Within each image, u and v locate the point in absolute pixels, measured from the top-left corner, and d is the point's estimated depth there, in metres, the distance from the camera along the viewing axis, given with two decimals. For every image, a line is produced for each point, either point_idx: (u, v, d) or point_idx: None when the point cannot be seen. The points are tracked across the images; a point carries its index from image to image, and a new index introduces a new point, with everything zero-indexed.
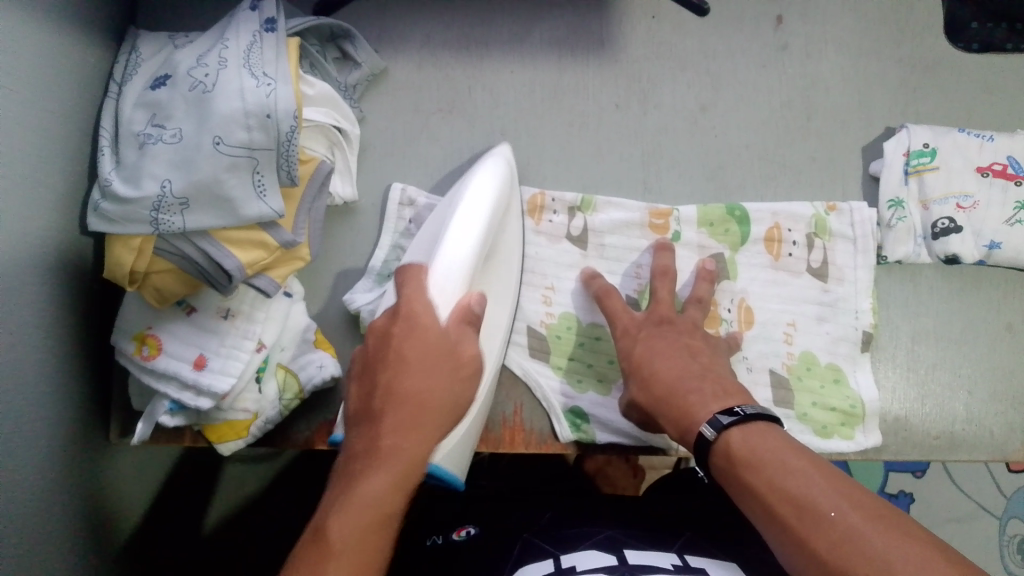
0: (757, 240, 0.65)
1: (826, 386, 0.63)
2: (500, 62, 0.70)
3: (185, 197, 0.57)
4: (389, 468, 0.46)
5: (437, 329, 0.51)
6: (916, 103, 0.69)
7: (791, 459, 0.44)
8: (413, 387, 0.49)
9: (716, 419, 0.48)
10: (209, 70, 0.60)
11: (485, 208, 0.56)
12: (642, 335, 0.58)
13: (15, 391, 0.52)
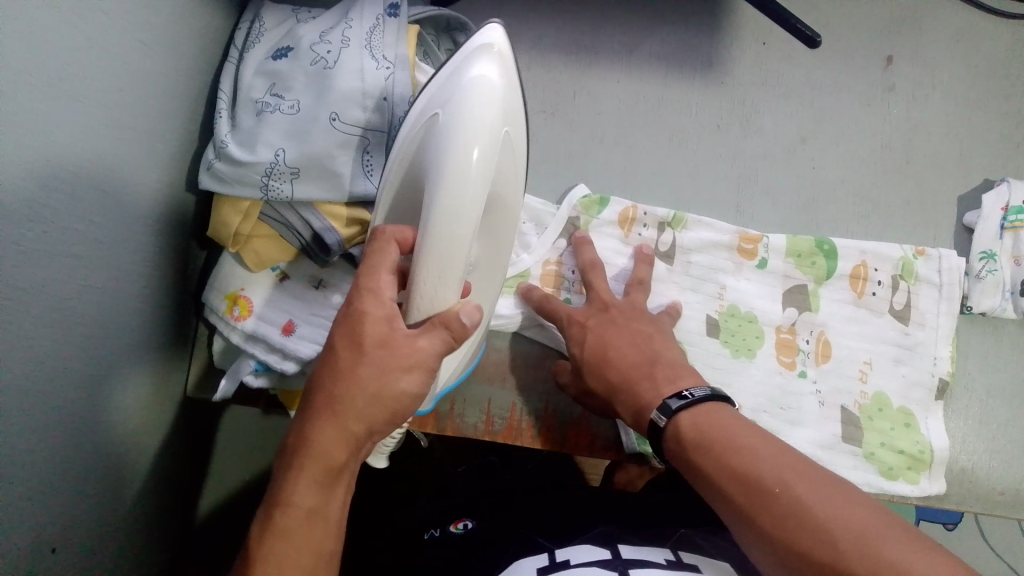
0: (843, 275, 0.65)
1: (896, 429, 0.63)
2: (608, 70, 0.71)
3: (296, 167, 0.59)
4: (310, 478, 0.43)
5: (374, 314, 0.44)
6: (1018, 159, 0.69)
7: (734, 435, 0.45)
8: (346, 393, 0.43)
9: (668, 403, 0.49)
10: (331, 47, 0.62)
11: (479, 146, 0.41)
12: (588, 324, 0.58)
13: (106, 333, 0.54)
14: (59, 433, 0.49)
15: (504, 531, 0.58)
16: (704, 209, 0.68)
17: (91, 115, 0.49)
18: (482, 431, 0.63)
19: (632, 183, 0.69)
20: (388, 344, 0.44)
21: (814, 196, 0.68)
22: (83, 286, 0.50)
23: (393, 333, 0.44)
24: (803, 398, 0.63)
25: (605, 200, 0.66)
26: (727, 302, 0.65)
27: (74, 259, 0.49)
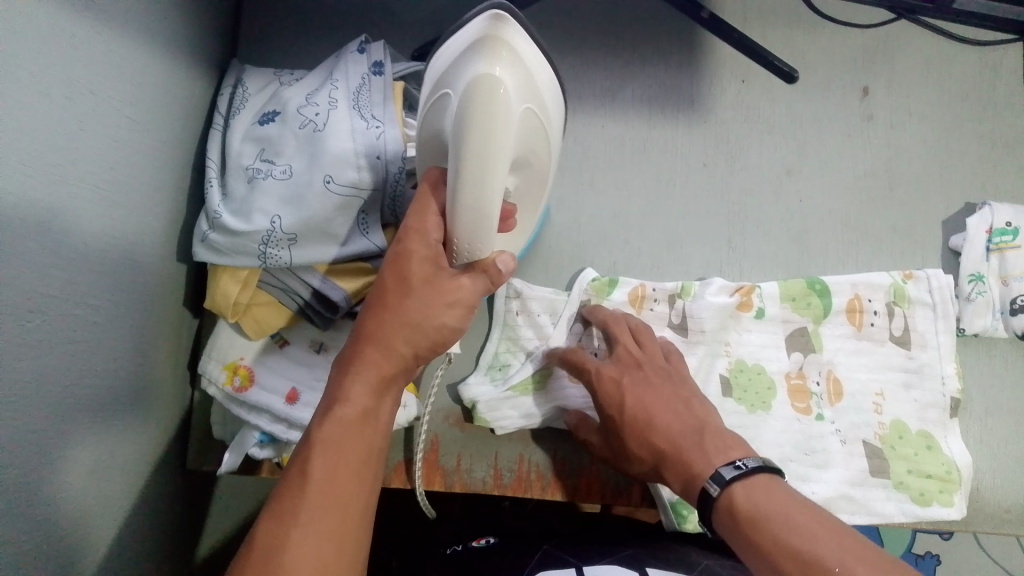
0: (839, 311, 0.66)
1: (919, 453, 0.63)
2: (593, 115, 0.72)
3: (294, 232, 0.59)
4: (362, 384, 0.44)
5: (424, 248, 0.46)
6: (997, 179, 0.71)
7: (794, 513, 0.44)
8: (396, 315, 0.45)
9: (719, 472, 0.48)
10: (320, 109, 0.61)
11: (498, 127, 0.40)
12: (624, 383, 0.57)
13: (94, 415, 0.53)
14: (57, 529, 0.49)
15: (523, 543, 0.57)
16: (698, 246, 0.69)
17: (80, 205, 0.49)
18: (491, 485, 0.62)
19: (625, 225, 0.69)
20: (432, 278, 0.46)
21: (803, 227, 0.69)
22: (76, 379, 0.50)
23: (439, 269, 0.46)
24: (825, 439, 0.63)
25: (614, 281, 0.66)
26: (734, 358, 0.65)
27: (59, 344, 0.47)
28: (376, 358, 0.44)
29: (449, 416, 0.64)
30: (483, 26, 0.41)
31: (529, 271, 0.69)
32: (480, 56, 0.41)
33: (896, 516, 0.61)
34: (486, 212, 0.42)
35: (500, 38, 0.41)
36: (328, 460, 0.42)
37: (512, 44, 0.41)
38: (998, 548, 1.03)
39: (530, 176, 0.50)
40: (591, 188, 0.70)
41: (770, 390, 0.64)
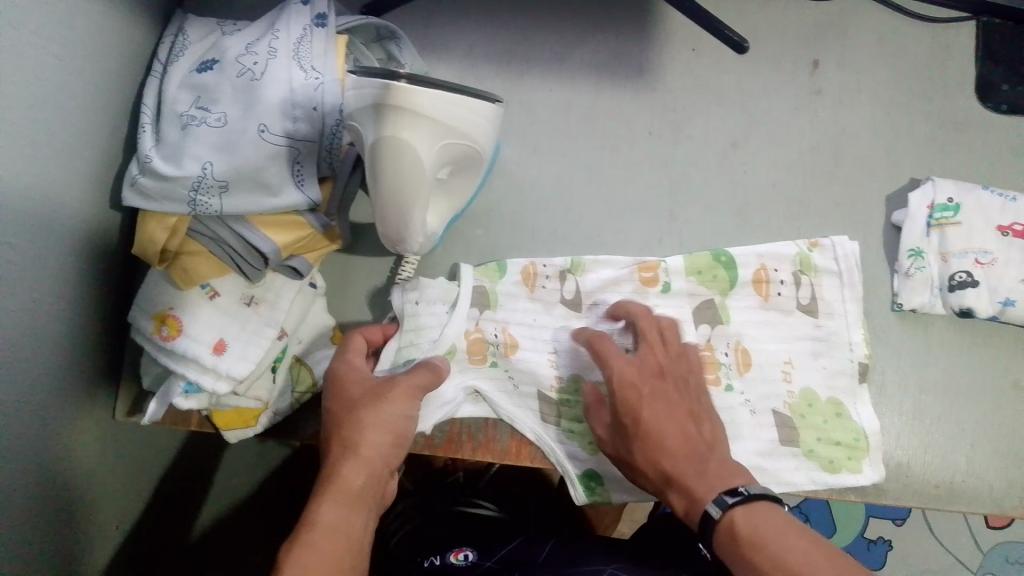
0: (745, 282, 0.67)
1: (828, 421, 0.64)
2: (539, 80, 0.71)
3: (225, 180, 0.58)
4: (332, 498, 0.49)
5: (366, 373, 0.56)
6: (943, 159, 0.70)
7: (794, 544, 0.46)
8: (355, 428, 0.52)
9: (723, 496, 0.50)
10: (259, 58, 0.61)
11: (408, 170, 0.47)
12: (645, 391, 0.56)
13: (15, 366, 0.52)
14: None
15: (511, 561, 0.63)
16: (640, 215, 0.69)
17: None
18: (419, 444, 0.61)
19: (568, 193, 0.69)
20: (407, 400, 0.54)
21: (747, 200, 0.69)
22: None
23: (407, 396, 0.54)
24: (735, 411, 0.64)
25: (502, 265, 0.66)
26: None
27: None
28: (340, 471, 0.51)
29: None
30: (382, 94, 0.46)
31: (469, 232, 0.69)
32: (380, 122, 0.47)
33: (806, 485, 0.62)
34: (404, 214, 0.51)
35: (396, 109, 0.46)
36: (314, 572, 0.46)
37: (409, 110, 0.46)
38: (949, 535, 1.06)
39: (466, 156, 0.56)
40: (536, 153, 0.70)
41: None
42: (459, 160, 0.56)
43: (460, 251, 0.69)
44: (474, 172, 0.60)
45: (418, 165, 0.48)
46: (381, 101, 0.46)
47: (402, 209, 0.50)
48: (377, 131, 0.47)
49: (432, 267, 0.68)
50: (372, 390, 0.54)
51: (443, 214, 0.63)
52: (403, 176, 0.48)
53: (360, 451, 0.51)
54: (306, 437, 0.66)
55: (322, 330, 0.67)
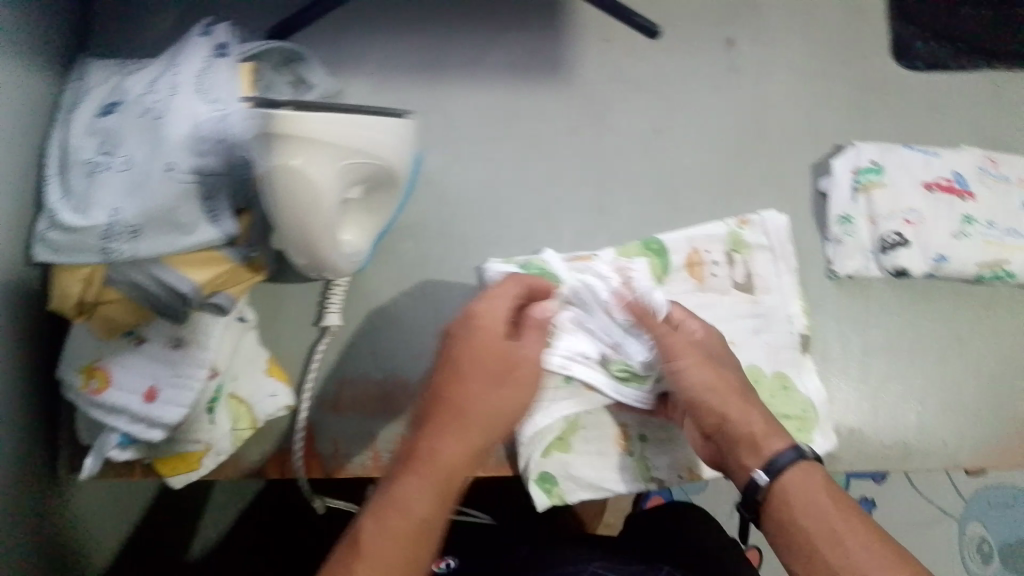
0: (679, 268, 0.66)
1: (776, 395, 0.63)
2: (455, 85, 0.69)
3: (136, 225, 0.56)
4: (416, 487, 0.49)
5: (496, 338, 0.55)
6: (866, 122, 0.70)
7: (831, 511, 0.50)
8: (465, 407, 0.53)
9: (775, 458, 0.52)
10: (160, 95, 0.58)
11: (299, 198, 0.47)
12: (714, 356, 0.59)
13: None
14: None
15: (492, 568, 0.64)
16: (568, 211, 0.68)
17: None
18: (370, 467, 0.64)
19: (495, 196, 0.68)
20: (506, 355, 0.55)
21: (675, 184, 0.69)
22: None
23: (504, 352, 0.55)
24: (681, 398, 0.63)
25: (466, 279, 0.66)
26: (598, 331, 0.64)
27: None
28: (432, 454, 0.51)
29: (325, 401, 0.65)
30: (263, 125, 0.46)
31: (397, 246, 0.68)
32: (268, 148, 0.46)
33: None
34: (312, 239, 0.51)
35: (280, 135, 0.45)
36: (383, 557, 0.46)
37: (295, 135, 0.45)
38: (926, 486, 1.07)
39: (380, 175, 0.55)
40: (459, 158, 0.68)
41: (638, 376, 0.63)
42: (369, 179, 0.55)
43: (391, 267, 0.67)
44: (392, 190, 0.58)
45: (312, 191, 0.47)
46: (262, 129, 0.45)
47: (305, 235, 0.50)
48: (265, 160, 0.46)
49: (364, 288, 0.67)
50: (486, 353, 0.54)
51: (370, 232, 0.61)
52: (298, 201, 0.47)
53: (456, 424, 0.52)
54: (252, 471, 0.66)
55: (257, 362, 0.65)
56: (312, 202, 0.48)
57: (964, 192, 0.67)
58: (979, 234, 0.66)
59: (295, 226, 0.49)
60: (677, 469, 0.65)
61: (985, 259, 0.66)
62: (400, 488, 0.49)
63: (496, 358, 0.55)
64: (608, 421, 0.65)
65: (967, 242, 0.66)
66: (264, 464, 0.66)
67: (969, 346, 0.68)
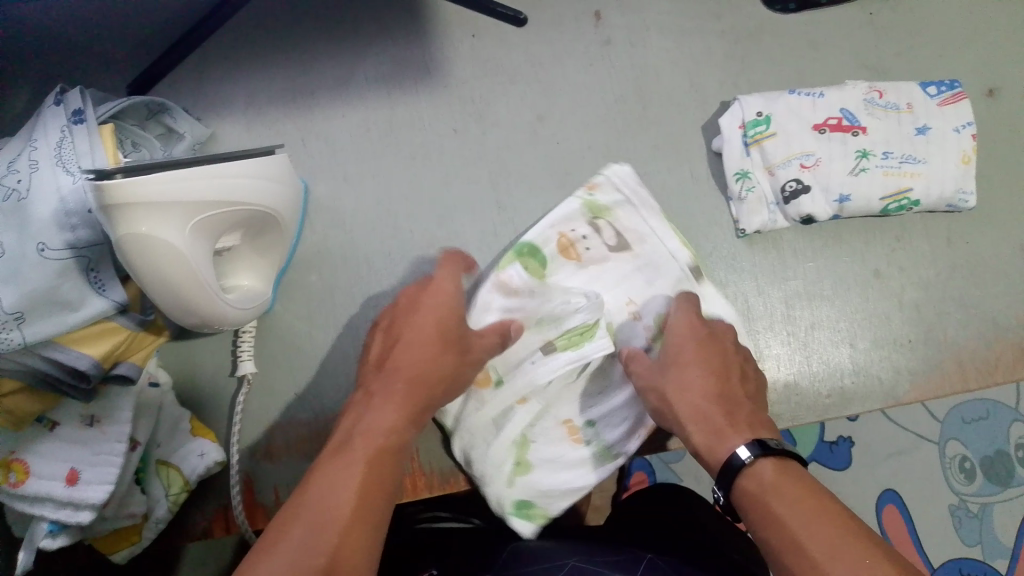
0: (554, 258, 0.64)
1: None
2: (330, 108, 0.68)
3: (18, 310, 0.53)
4: (392, 412, 0.48)
5: (456, 297, 0.53)
6: (746, 74, 0.70)
7: (789, 511, 0.44)
8: (406, 349, 0.52)
9: (736, 452, 0.48)
10: (20, 175, 0.56)
11: (162, 263, 0.46)
12: (680, 358, 0.54)
13: None
14: None
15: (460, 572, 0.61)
16: (468, 215, 0.67)
17: None
18: None
19: (391, 213, 0.67)
20: (455, 319, 0.53)
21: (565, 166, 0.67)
22: None
23: (459, 318, 0.53)
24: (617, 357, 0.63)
25: None
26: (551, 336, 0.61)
27: None
28: (406, 386, 0.50)
29: (256, 450, 0.64)
30: (95, 201, 0.43)
31: (302, 280, 0.66)
32: (111, 222, 0.44)
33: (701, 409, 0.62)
34: (187, 300, 0.49)
35: (117, 209, 0.43)
36: (336, 496, 0.43)
37: (134, 205, 0.44)
38: (903, 416, 1.06)
39: (256, 217, 0.54)
40: (349, 182, 0.67)
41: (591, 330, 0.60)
42: (244, 224, 0.54)
43: (300, 302, 0.66)
44: (275, 227, 0.57)
45: (169, 251, 0.46)
46: (97, 206, 0.43)
47: (179, 298, 0.49)
48: (114, 233, 0.45)
49: (273, 329, 0.65)
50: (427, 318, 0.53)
51: (263, 272, 0.59)
52: (165, 267, 0.47)
53: (410, 369, 0.50)
54: (198, 533, 0.64)
55: (178, 425, 0.64)
56: (175, 264, 0.47)
57: (855, 128, 0.66)
58: (876, 166, 0.66)
59: (166, 291, 0.48)
60: (635, 432, 0.62)
61: (887, 191, 0.66)
62: (359, 430, 0.47)
63: (454, 320, 0.53)
64: (551, 424, 0.62)
65: (867, 177, 0.65)
66: (209, 524, 0.64)
67: (889, 277, 0.68)
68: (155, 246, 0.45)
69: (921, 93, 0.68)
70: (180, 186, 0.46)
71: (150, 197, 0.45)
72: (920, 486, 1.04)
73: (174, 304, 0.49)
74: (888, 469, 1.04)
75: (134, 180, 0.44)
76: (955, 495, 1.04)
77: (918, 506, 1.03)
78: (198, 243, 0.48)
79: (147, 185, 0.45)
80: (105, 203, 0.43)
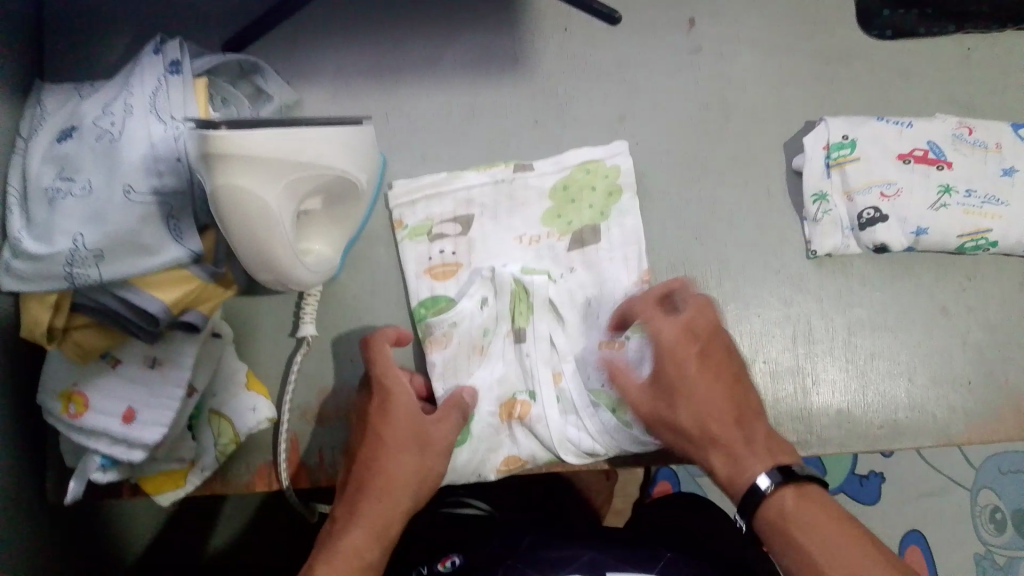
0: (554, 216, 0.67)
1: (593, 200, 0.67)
2: (414, 85, 0.69)
3: (99, 249, 0.55)
4: (360, 540, 0.52)
5: (411, 410, 0.56)
6: (833, 96, 0.69)
7: (829, 535, 0.49)
8: (376, 469, 0.54)
9: (763, 479, 0.51)
10: (115, 117, 0.57)
11: (253, 216, 0.47)
12: (676, 386, 0.54)
13: None
14: None
15: (490, 559, 0.62)
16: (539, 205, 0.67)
17: None
18: None
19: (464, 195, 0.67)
20: (411, 424, 0.55)
21: (616, 153, 0.67)
22: None
23: (416, 424, 0.56)
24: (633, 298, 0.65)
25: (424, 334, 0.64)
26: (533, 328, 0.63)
27: None
28: (373, 503, 0.53)
29: (307, 412, 0.65)
30: (201, 148, 0.45)
31: (370, 250, 0.67)
32: (211, 170, 0.45)
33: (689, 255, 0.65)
34: (269, 255, 0.50)
35: (220, 156, 0.45)
36: None
37: (237, 154, 0.45)
38: (938, 459, 1.05)
39: (342, 183, 0.55)
40: (425, 160, 0.68)
41: (527, 297, 0.63)
42: (329, 190, 0.54)
43: (364, 272, 0.67)
44: (356, 196, 0.58)
45: (262, 206, 0.47)
46: (203, 150, 0.45)
47: (262, 252, 0.50)
48: (212, 180, 0.46)
49: (336, 296, 0.66)
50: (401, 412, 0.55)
51: (338, 236, 0.60)
52: (255, 220, 0.47)
53: (379, 488, 0.54)
54: (241, 486, 0.65)
55: (235, 378, 0.64)
56: (265, 218, 0.48)
57: (941, 161, 0.66)
58: (957, 203, 0.65)
59: (252, 243, 0.49)
60: None
61: (965, 229, 0.65)
62: (327, 557, 0.52)
63: (413, 427, 0.55)
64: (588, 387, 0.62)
65: (946, 213, 0.65)
66: (252, 479, 0.65)
67: (956, 315, 0.66)
68: (250, 199, 0.46)
69: (1011, 132, 0.67)
70: (281, 143, 0.47)
71: (253, 151, 0.46)
72: (949, 532, 1.02)
73: (255, 257, 0.50)
74: (918, 510, 1.03)
75: (240, 133, 0.45)
76: (982, 546, 1.02)
77: (945, 551, 1.01)
78: (287, 201, 0.49)
79: (250, 139, 0.46)
80: (210, 151, 0.44)
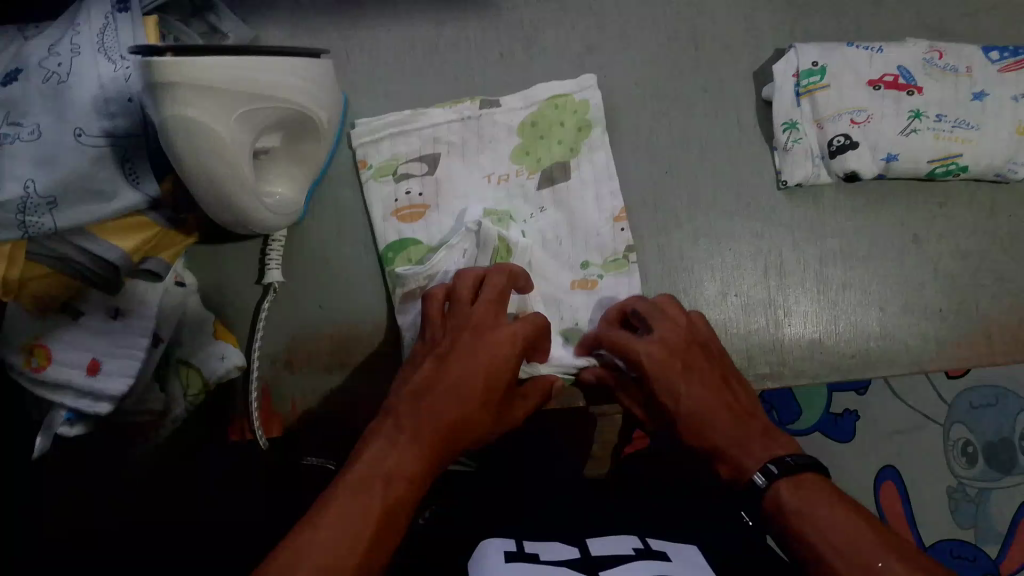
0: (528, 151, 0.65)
1: (556, 134, 0.65)
2: (375, 21, 0.67)
3: (52, 195, 0.53)
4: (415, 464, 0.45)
5: (509, 349, 0.50)
6: (803, 23, 0.68)
7: (839, 518, 0.43)
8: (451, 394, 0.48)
9: (766, 467, 0.47)
10: (62, 58, 0.55)
11: (205, 149, 0.46)
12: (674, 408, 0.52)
13: None
14: None
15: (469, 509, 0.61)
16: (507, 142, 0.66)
17: None
18: (331, 421, 0.63)
19: None
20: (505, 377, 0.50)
21: (584, 86, 0.65)
22: None
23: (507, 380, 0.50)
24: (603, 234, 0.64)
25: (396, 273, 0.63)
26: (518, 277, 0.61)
27: None
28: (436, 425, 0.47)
29: (277, 360, 0.63)
30: (146, 75, 0.43)
31: (334, 193, 0.66)
32: (158, 99, 0.44)
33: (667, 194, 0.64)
34: (226, 191, 0.49)
35: (168, 85, 0.43)
36: (363, 515, 0.41)
37: (183, 83, 0.43)
38: None
39: (300, 121, 0.53)
40: (388, 99, 0.66)
41: (510, 255, 0.61)
42: (286, 125, 0.53)
43: (330, 216, 0.65)
44: (318, 135, 0.56)
45: (213, 138, 0.46)
46: (147, 78, 0.43)
47: (217, 187, 0.48)
48: (160, 110, 0.44)
49: (302, 241, 0.65)
50: (503, 349, 0.50)
51: (302, 177, 0.59)
52: (207, 153, 0.46)
53: (449, 420, 0.47)
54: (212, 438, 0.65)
55: (202, 326, 0.63)
56: (217, 150, 0.46)
57: (911, 87, 0.65)
58: (928, 128, 0.64)
59: (206, 178, 0.48)
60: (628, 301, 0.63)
61: (936, 154, 0.65)
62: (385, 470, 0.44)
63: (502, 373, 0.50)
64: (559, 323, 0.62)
65: (917, 138, 0.64)
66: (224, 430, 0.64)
67: (927, 244, 0.66)
68: (200, 129, 0.45)
69: (983, 56, 0.66)
70: (233, 74, 0.46)
71: (201, 78, 0.44)
72: None
73: (211, 196, 0.49)
74: None
75: (185, 59, 0.43)
76: None
77: None
78: (242, 134, 0.48)
79: (198, 65, 0.44)
80: (155, 77, 0.43)
